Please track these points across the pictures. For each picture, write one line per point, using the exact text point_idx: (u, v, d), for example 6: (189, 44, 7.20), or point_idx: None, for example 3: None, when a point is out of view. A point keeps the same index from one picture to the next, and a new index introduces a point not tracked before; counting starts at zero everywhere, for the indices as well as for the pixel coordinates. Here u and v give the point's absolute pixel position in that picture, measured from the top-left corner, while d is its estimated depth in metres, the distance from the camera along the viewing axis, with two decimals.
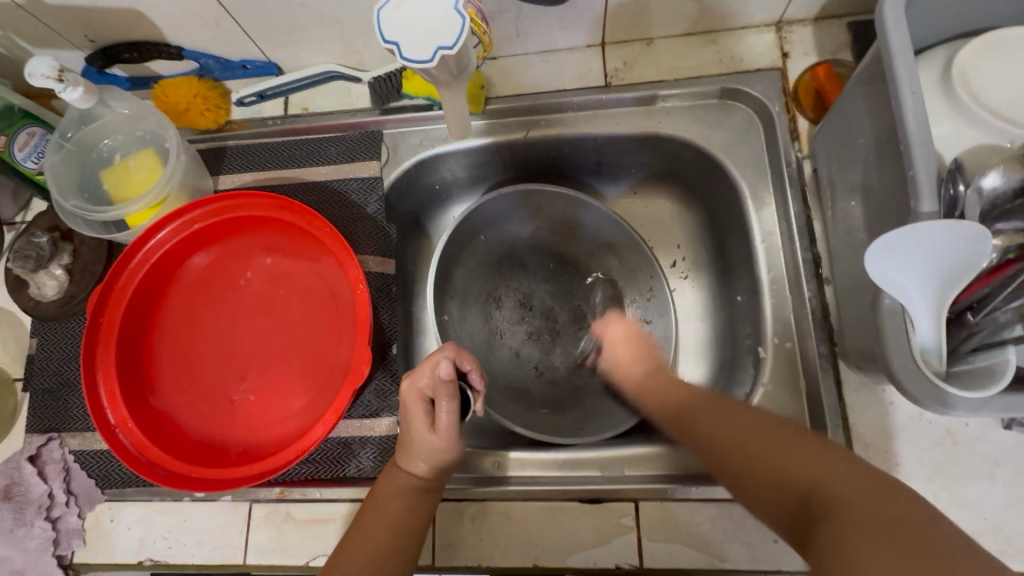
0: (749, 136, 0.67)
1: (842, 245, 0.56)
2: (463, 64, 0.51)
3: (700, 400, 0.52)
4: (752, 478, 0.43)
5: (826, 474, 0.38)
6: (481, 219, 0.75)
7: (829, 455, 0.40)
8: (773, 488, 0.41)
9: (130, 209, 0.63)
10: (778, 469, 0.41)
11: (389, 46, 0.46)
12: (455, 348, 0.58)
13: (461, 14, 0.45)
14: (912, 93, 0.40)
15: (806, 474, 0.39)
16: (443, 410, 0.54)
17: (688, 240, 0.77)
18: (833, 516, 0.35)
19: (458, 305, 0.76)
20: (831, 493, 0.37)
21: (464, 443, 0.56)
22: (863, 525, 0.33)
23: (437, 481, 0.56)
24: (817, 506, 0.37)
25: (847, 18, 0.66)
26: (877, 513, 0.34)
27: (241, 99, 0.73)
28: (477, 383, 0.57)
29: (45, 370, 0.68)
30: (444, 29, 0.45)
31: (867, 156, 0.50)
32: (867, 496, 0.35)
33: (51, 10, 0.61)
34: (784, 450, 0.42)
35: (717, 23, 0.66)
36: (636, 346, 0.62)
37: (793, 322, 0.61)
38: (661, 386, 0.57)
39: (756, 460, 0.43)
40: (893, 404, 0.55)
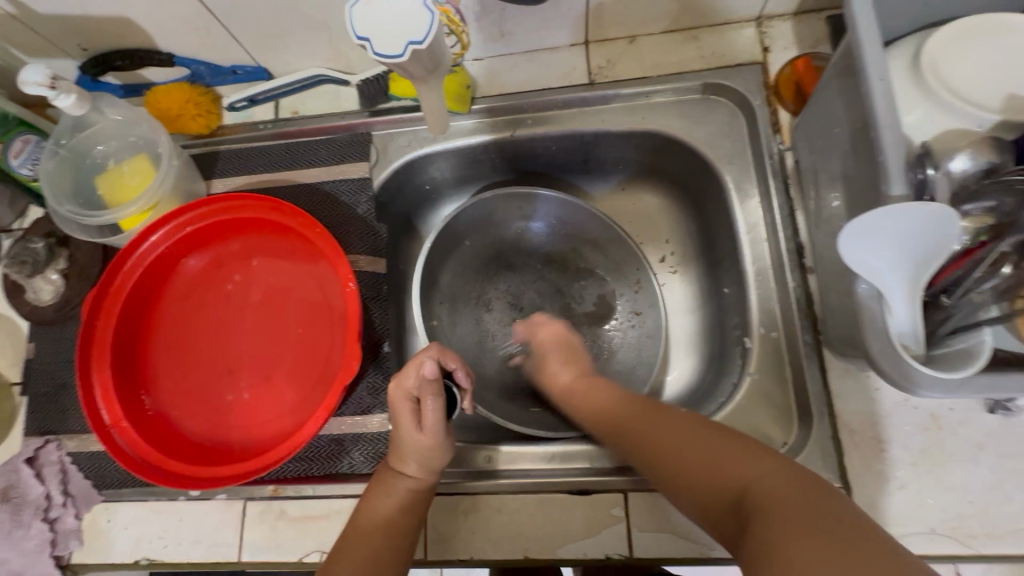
0: (732, 130, 0.68)
1: (824, 235, 0.57)
2: (437, 58, 0.52)
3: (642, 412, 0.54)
4: (686, 481, 0.46)
5: (763, 479, 0.41)
6: (469, 222, 0.76)
7: (765, 462, 0.43)
8: (712, 494, 0.44)
9: (123, 213, 0.64)
10: (715, 475, 0.44)
11: (362, 42, 0.46)
12: (438, 348, 0.59)
13: (430, 10, 0.46)
14: (881, 80, 0.41)
15: (741, 479, 0.42)
16: (429, 407, 0.55)
17: (675, 235, 0.78)
18: (765, 514, 0.38)
19: (447, 309, 0.77)
20: (763, 496, 0.40)
21: (452, 441, 0.57)
22: (790, 520, 0.36)
23: (428, 481, 0.56)
24: (752, 506, 0.40)
25: (825, 12, 0.67)
26: (812, 512, 0.37)
27: (233, 105, 0.75)
28: (464, 381, 0.59)
29: (44, 373, 0.69)
30: (416, 23, 0.46)
31: (844, 145, 0.51)
32: (798, 496, 0.38)
33: (43, 19, 0.62)
34: (713, 456, 0.45)
35: (698, 20, 0.68)
36: (565, 355, 0.66)
37: (778, 312, 0.62)
38: (602, 397, 0.59)
39: (692, 463, 0.46)
40: (878, 390, 0.56)
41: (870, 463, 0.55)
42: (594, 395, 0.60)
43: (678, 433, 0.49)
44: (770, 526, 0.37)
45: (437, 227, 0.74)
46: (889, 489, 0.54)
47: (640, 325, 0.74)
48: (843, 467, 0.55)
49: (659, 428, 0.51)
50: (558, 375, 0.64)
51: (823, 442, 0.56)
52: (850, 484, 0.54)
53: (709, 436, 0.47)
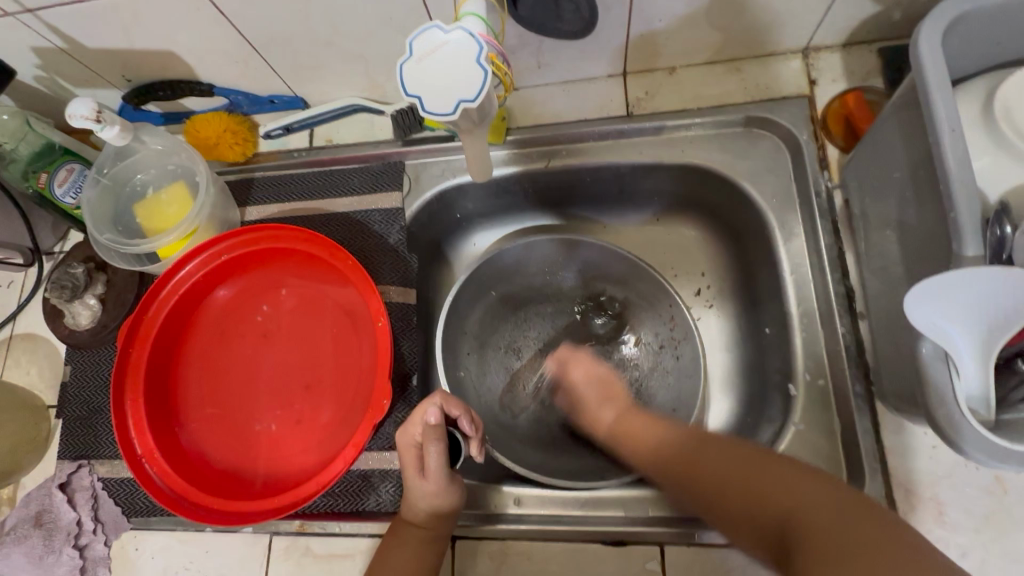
0: (776, 165, 0.65)
1: (878, 280, 0.54)
2: (485, 112, 0.51)
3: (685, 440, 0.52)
4: (721, 509, 0.45)
5: (804, 500, 0.39)
6: (495, 270, 0.76)
7: (804, 483, 0.41)
8: (749, 517, 0.42)
9: (161, 242, 0.65)
10: (756, 501, 0.42)
11: (412, 100, 0.45)
12: (443, 394, 0.57)
13: (484, 68, 0.44)
14: (952, 131, 0.39)
15: (780, 504, 0.40)
16: (431, 455, 0.54)
17: (712, 268, 0.75)
18: (815, 543, 0.36)
19: (476, 357, 0.76)
20: (805, 521, 0.38)
21: (458, 485, 0.56)
22: (839, 553, 0.34)
23: (438, 530, 0.56)
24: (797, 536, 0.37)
25: (877, 43, 0.64)
26: (866, 539, 0.34)
27: (268, 133, 0.75)
28: (467, 429, 0.57)
29: (78, 398, 0.70)
30: (465, 80, 0.44)
31: (902, 189, 0.49)
32: (849, 521, 0.36)
33: (91, 52, 0.64)
34: (766, 483, 0.43)
35: (741, 51, 0.66)
36: (593, 374, 0.65)
37: (825, 358, 0.59)
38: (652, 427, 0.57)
39: (725, 491, 0.45)
40: (936, 447, 0.53)
41: (926, 526, 0.51)
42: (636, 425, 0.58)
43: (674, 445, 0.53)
44: (821, 554, 0.35)
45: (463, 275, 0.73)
46: (948, 555, 0.50)
47: (677, 354, 0.72)
48: None
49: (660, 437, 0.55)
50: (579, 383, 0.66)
51: (875, 501, 0.52)
52: None
53: (804, 489, 0.40)
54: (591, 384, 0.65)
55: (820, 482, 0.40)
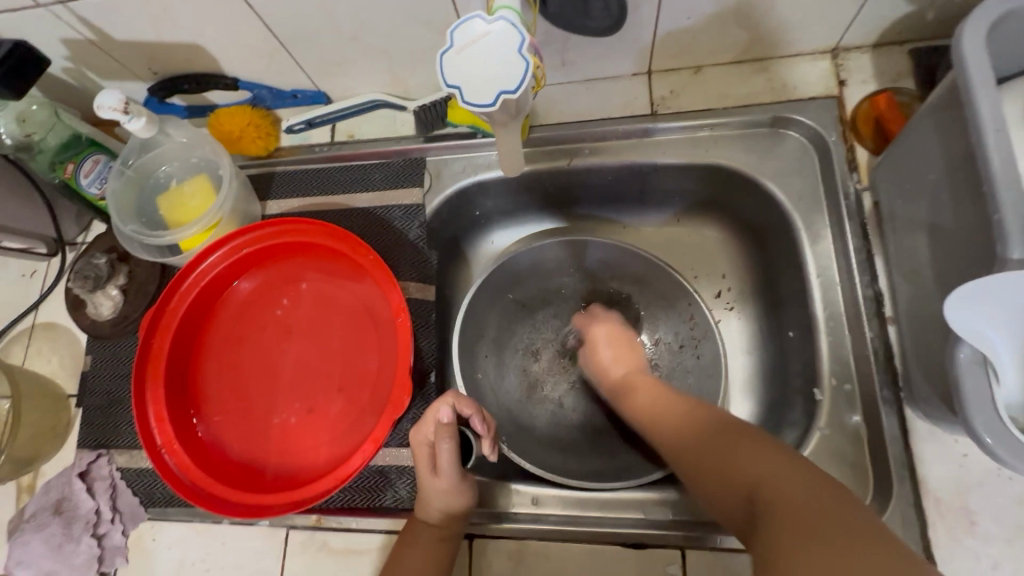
0: (803, 167, 0.64)
1: (909, 284, 0.53)
2: (521, 106, 0.49)
3: (706, 423, 0.50)
4: (701, 480, 0.46)
5: (771, 474, 0.41)
6: (513, 272, 0.76)
7: (772, 456, 0.43)
8: (720, 488, 0.44)
9: (184, 234, 0.65)
10: (725, 471, 0.44)
11: (452, 90, 0.45)
12: (454, 393, 0.57)
13: (525, 59, 0.43)
14: (995, 131, 0.38)
15: (749, 476, 0.42)
16: (444, 453, 0.54)
17: (733, 270, 0.74)
18: (774, 511, 0.38)
19: (493, 359, 0.75)
20: (772, 493, 0.39)
21: (470, 483, 0.56)
22: (793, 521, 0.36)
23: (452, 528, 0.56)
24: (759, 504, 0.40)
25: (908, 44, 0.63)
26: (823, 514, 0.36)
27: (291, 127, 0.75)
28: (479, 427, 0.57)
29: (99, 388, 0.71)
30: (506, 73, 0.43)
31: (938, 191, 0.48)
32: (812, 495, 0.38)
33: (119, 45, 0.64)
34: (732, 454, 0.45)
35: (769, 51, 0.65)
36: (618, 345, 0.66)
37: (852, 363, 0.58)
38: (660, 407, 0.56)
39: (709, 464, 0.46)
40: (967, 455, 0.52)
41: (956, 536, 0.50)
42: (651, 409, 0.56)
43: (692, 422, 0.51)
44: (778, 521, 0.37)
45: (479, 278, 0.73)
46: (980, 567, 0.49)
47: (697, 354, 0.71)
48: (927, 540, 0.51)
49: (676, 413, 0.54)
50: (604, 356, 0.66)
51: (903, 509, 0.52)
52: (934, 558, 0.50)
53: (770, 463, 0.42)
54: (609, 350, 0.65)
55: (787, 457, 0.42)
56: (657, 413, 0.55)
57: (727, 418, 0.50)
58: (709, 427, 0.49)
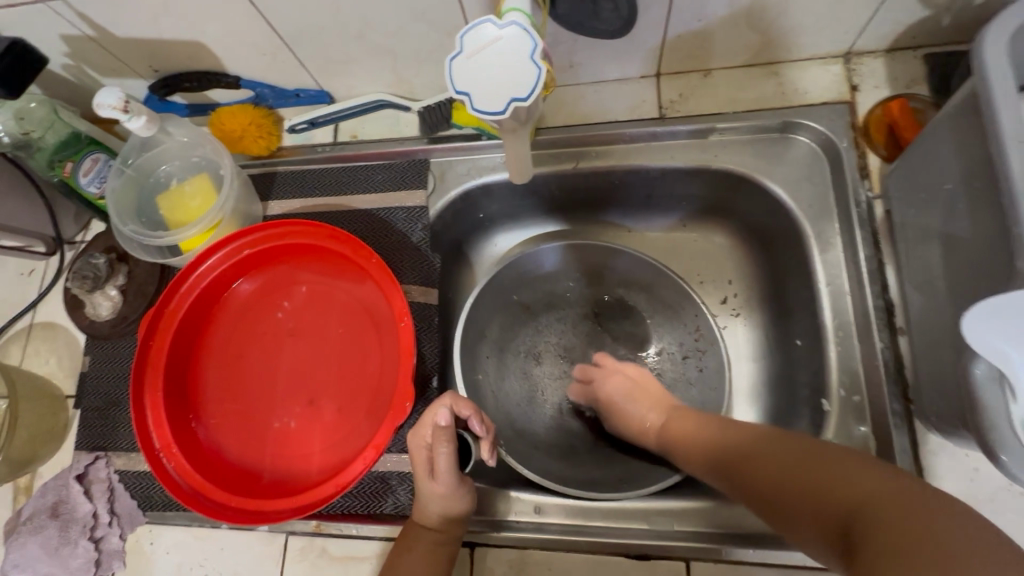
0: (813, 173, 0.63)
1: (921, 295, 0.52)
2: (532, 112, 0.48)
3: (780, 447, 0.47)
4: (787, 507, 0.43)
5: (870, 493, 0.37)
6: (518, 272, 0.75)
7: (862, 476, 0.39)
8: (809, 513, 0.40)
9: (185, 235, 0.64)
10: (817, 496, 0.40)
11: (460, 97, 0.44)
12: (452, 395, 0.56)
13: (537, 65, 0.42)
14: (1019, 142, 0.37)
15: (842, 497, 0.38)
16: (442, 456, 0.53)
17: (740, 276, 0.74)
18: (872, 533, 0.34)
19: (495, 359, 0.74)
20: (864, 513, 0.36)
21: (469, 487, 0.56)
22: (892, 538, 0.32)
23: (451, 532, 0.55)
24: (854, 528, 0.36)
25: (922, 49, 0.62)
26: (926, 534, 0.31)
27: (293, 127, 0.74)
28: (478, 429, 0.56)
29: (97, 389, 0.70)
30: (519, 78, 0.42)
31: (955, 202, 0.47)
32: (907, 509, 0.34)
33: (119, 42, 0.63)
34: (824, 476, 0.41)
35: (780, 55, 0.64)
36: (638, 395, 0.64)
37: (861, 374, 0.57)
38: (715, 431, 0.54)
39: (793, 493, 0.42)
40: (978, 470, 0.51)
41: None
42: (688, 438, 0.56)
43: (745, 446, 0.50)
44: (876, 545, 0.33)
45: (483, 282, 0.72)
46: None
47: (700, 366, 0.71)
48: None
49: (734, 436, 0.52)
50: (627, 412, 0.64)
51: None
52: None
53: (868, 482, 0.38)
54: (635, 402, 0.64)
55: (886, 477, 0.38)
56: (707, 442, 0.54)
57: (795, 438, 0.47)
58: (796, 450, 0.45)
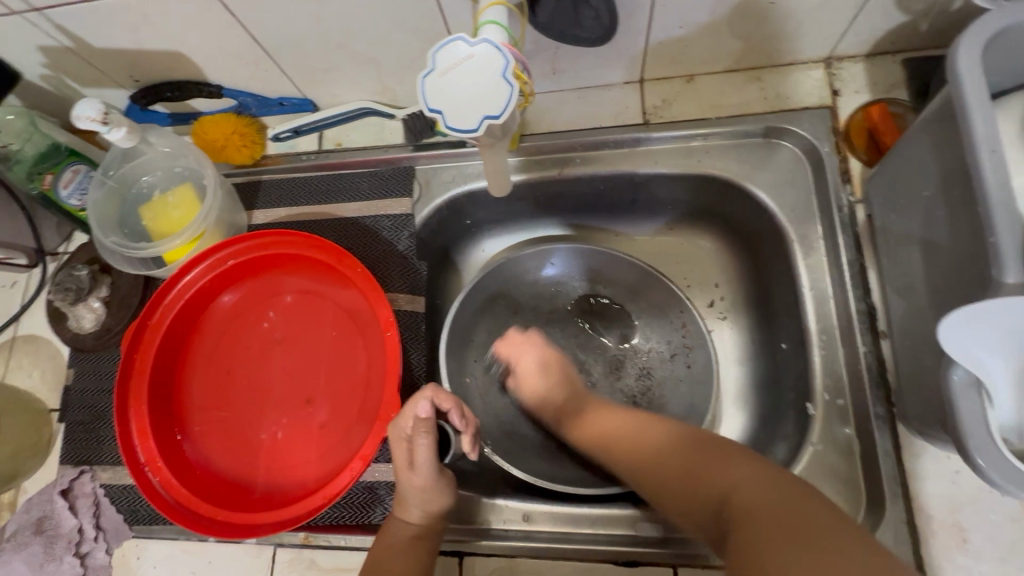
0: (796, 178, 0.64)
1: (902, 299, 0.53)
2: (508, 127, 0.48)
3: (673, 436, 0.52)
4: (669, 491, 0.48)
5: (738, 483, 0.43)
6: (505, 278, 0.75)
7: (749, 470, 0.44)
8: (690, 499, 0.46)
9: (168, 246, 0.63)
10: (696, 486, 0.46)
11: (434, 115, 0.44)
12: (433, 387, 0.57)
13: (509, 83, 0.42)
14: (991, 151, 0.37)
15: (714, 487, 0.44)
16: (421, 447, 0.55)
17: (726, 279, 0.74)
18: (744, 521, 0.40)
19: (482, 363, 0.74)
20: (744, 505, 0.41)
21: (447, 480, 0.57)
22: (766, 534, 0.38)
23: (432, 526, 0.56)
24: (729, 515, 0.42)
25: (902, 54, 0.62)
26: (797, 514, 0.38)
27: (277, 135, 0.74)
28: (459, 423, 0.57)
29: (81, 402, 0.69)
30: (491, 96, 0.43)
31: (932, 208, 0.47)
32: (786, 508, 0.39)
33: (98, 52, 0.62)
34: (704, 470, 0.46)
35: (762, 60, 0.64)
36: (549, 373, 0.64)
37: (845, 378, 0.58)
38: (618, 420, 0.58)
39: (686, 474, 0.47)
40: (960, 472, 0.52)
41: (950, 553, 0.50)
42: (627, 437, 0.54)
43: (652, 440, 0.52)
44: (752, 528, 0.39)
45: (470, 284, 0.72)
46: None
47: (689, 363, 0.71)
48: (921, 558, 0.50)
49: (648, 432, 0.53)
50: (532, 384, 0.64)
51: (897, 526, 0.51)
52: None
53: (734, 472, 0.44)
54: (545, 377, 0.63)
55: (747, 462, 0.45)
56: (629, 439, 0.54)
57: (687, 428, 0.52)
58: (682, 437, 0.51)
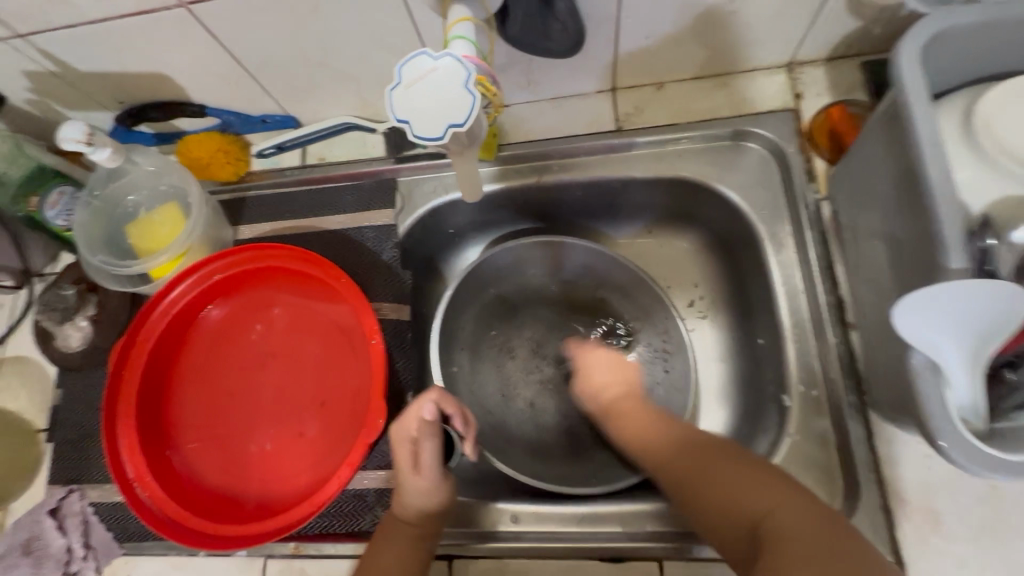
0: (765, 178, 0.66)
1: (868, 291, 0.55)
2: (475, 135, 0.51)
3: (694, 448, 0.54)
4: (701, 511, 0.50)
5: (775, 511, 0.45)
6: (487, 278, 0.76)
7: (781, 492, 0.46)
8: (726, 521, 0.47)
9: (154, 263, 0.65)
10: (728, 509, 0.48)
11: (402, 125, 0.45)
12: (437, 391, 0.58)
13: (474, 94, 0.45)
14: (932, 146, 0.40)
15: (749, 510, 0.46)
16: (426, 449, 0.55)
17: (704, 279, 0.76)
18: (783, 546, 0.42)
19: (468, 356, 0.76)
20: (774, 526, 0.44)
21: (450, 481, 0.57)
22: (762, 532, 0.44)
23: (429, 528, 0.56)
24: (764, 538, 0.44)
25: (859, 57, 0.65)
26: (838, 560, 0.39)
27: (261, 151, 0.75)
28: (461, 428, 0.58)
29: (69, 421, 0.69)
30: (458, 106, 0.44)
31: (888, 202, 0.49)
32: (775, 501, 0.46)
33: (82, 76, 0.64)
34: (730, 482, 0.49)
35: (728, 67, 0.67)
36: (614, 370, 0.65)
37: (818, 369, 0.60)
38: (652, 431, 0.58)
39: (706, 483, 0.50)
40: (930, 456, 0.53)
41: (924, 536, 0.52)
42: (645, 428, 0.59)
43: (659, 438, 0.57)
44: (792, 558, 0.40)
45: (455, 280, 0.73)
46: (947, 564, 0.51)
47: (667, 368, 0.72)
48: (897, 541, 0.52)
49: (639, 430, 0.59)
50: (599, 379, 0.65)
51: (872, 512, 0.53)
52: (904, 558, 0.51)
53: (793, 508, 0.45)
54: (606, 373, 0.65)
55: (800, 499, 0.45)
56: (652, 441, 0.57)
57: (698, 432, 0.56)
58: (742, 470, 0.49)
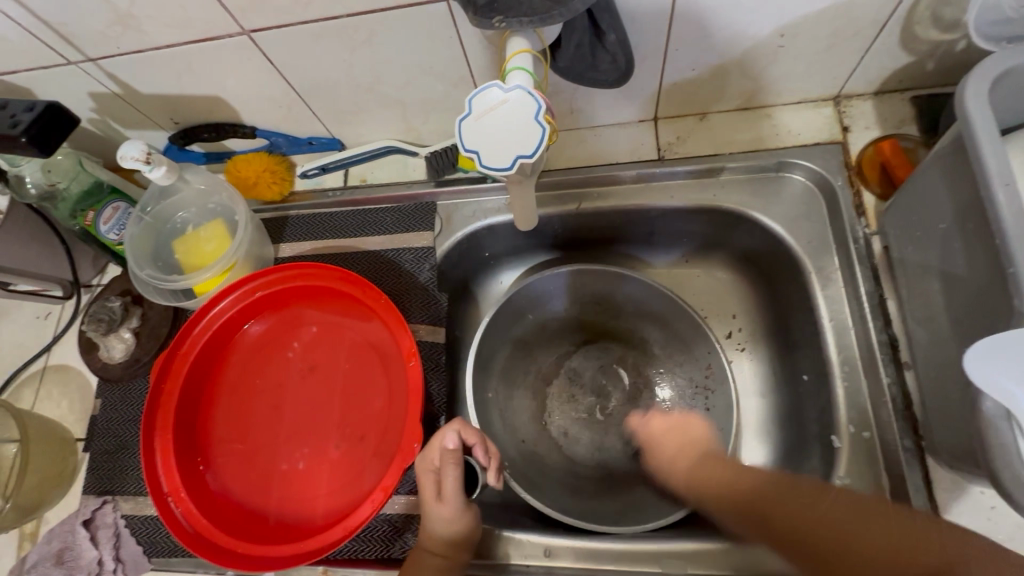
0: (810, 211, 0.65)
1: (924, 331, 0.53)
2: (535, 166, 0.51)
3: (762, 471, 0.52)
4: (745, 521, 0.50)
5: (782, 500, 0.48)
6: (521, 305, 0.75)
7: (777, 478, 0.50)
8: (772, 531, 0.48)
9: (198, 279, 0.66)
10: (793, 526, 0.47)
11: (469, 155, 0.46)
12: (460, 421, 0.57)
13: (540, 126, 0.45)
14: (1006, 185, 0.38)
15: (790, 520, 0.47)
16: (449, 478, 0.54)
17: (744, 310, 0.74)
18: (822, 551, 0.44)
19: (504, 383, 0.75)
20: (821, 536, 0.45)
21: (474, 511, 0.56)
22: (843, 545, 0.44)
23: (455, 559, 0.56)
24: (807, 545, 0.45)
25: (909, 92, 0.64)
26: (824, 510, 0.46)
27: (305, 172, 0.77)
28: (483, 458, 0.57)
29: (106, 432, 0.70)
30: (524, 138, 0.45)
31: (949, 241, 0.48)
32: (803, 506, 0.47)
33: (144, 98, 0.67)
34: (794, 500, 0.48)
35: (772, 99, 0.67)
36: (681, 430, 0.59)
37: (870, 411, 0.57)
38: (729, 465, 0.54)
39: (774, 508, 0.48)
40: (994, 508, 0.51)
41: None
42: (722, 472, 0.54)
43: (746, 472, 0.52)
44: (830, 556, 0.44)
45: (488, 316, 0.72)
46: None
47: (710, 401, 0.70)
48: None
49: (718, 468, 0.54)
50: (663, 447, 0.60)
51: None
52: None
53: (818, 497, 0.47)
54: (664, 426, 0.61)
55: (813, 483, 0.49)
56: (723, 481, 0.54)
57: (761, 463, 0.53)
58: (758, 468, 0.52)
